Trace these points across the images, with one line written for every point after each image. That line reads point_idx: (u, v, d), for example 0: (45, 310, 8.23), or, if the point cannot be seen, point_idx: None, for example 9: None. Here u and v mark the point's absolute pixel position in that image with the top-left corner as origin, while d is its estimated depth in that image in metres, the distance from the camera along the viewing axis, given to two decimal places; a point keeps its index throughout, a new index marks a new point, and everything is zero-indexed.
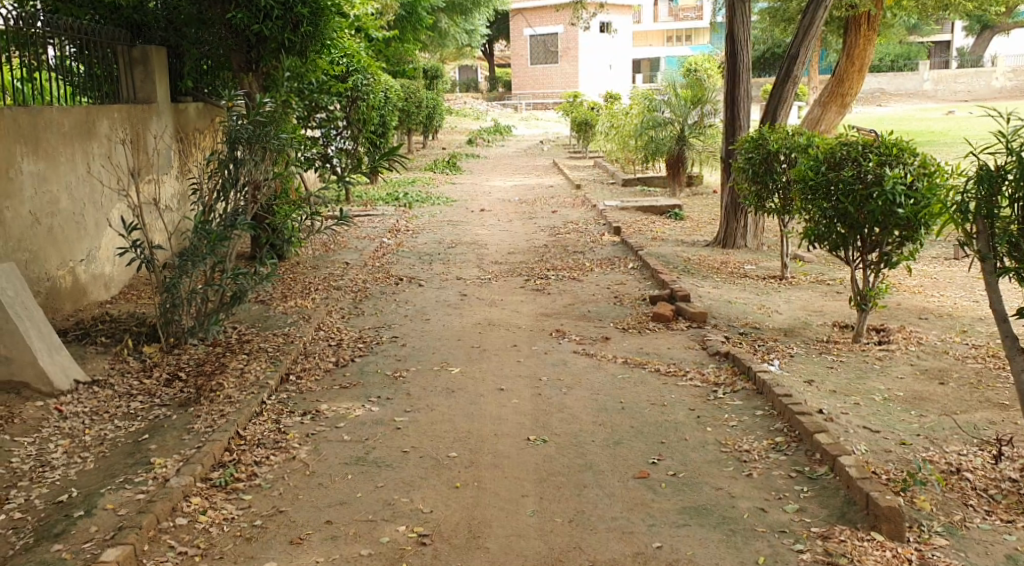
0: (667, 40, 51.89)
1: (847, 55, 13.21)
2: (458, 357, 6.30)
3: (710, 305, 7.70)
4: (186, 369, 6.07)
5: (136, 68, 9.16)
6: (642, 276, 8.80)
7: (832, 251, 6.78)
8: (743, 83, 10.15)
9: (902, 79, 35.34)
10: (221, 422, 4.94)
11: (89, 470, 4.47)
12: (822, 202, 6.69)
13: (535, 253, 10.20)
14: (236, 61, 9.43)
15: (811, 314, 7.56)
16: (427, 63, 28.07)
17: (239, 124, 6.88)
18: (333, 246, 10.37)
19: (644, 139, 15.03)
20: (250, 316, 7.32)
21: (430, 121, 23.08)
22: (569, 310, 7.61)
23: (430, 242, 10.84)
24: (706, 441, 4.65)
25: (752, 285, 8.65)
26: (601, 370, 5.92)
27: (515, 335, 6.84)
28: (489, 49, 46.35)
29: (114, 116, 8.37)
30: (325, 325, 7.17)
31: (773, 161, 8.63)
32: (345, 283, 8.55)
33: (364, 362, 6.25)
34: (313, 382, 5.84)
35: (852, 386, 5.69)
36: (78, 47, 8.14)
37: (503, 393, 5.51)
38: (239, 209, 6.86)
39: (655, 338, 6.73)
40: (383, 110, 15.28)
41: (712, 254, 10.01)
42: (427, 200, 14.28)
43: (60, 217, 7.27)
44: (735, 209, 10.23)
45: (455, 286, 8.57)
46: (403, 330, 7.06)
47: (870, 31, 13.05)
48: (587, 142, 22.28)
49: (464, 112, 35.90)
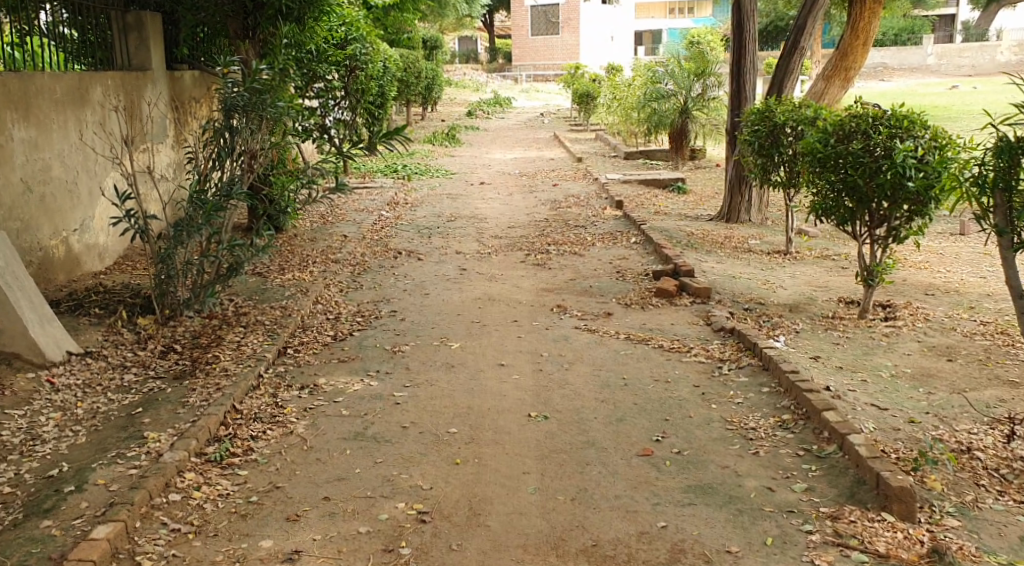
0: (669, 13, 51.45)
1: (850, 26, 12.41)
2: (458, 332, 6.20)
3: (713, 280, 7.60)
4: (181, 341, 5.96)
5: (131, 34, 8.98)
6: (644, 251, 8.70)
7: (839, 225, 6.69)
8: (749, 55, 9.98)
9: (905, 54, 35.28)
10: (217, 396, 4.84)
11: (80, 444, 4.38)
12: (831, 175, 6.56)
13: (535, 227, 10.08)
14: (233, 27, 9.27)
15: (816, 290, 7.46)
16: (426, 33, 27.76)
17: (234, 92, 6.71)
18: (331, 219, 10.25)
19: (647, 112, 14.88)
20: (247, 288, 7.21)
21: (429, 92, 22.84)
22: (570, 284, 7.51)
23: (429, 215, 10.72)
24: (711, 419, 4.55)
25: (756, 260, 8.54)
26: (603, 345, 5.82)
27: (516, 310, 6.74)
28: (489, 20, 45.92)
29: (107, 83, 8.20)
30: (323, 298, 7.06)
31: (780, 134, 8.48)
32: (343, 256, 8.43)
33: (363, 336, 6.14)
34: (310, 356, 5.73)
35: (858, 362, 5.60)
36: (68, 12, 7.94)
37: (504, 368, 5.42)
38: (235, 179, 6.72)
39: (658, 313, 6.63)
40: (383, 80, 15.10)
41: (715, 228, 9.89)
42: (426, 173, 14.13)
43: (53, 185, 7.14)
44: (740, 183, 10.11)
45: (455, 260, 8.46)
46: (402, 303, 6.96)
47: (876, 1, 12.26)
48: (589, 114, 22.07)
49: (464, 84, 35.60)
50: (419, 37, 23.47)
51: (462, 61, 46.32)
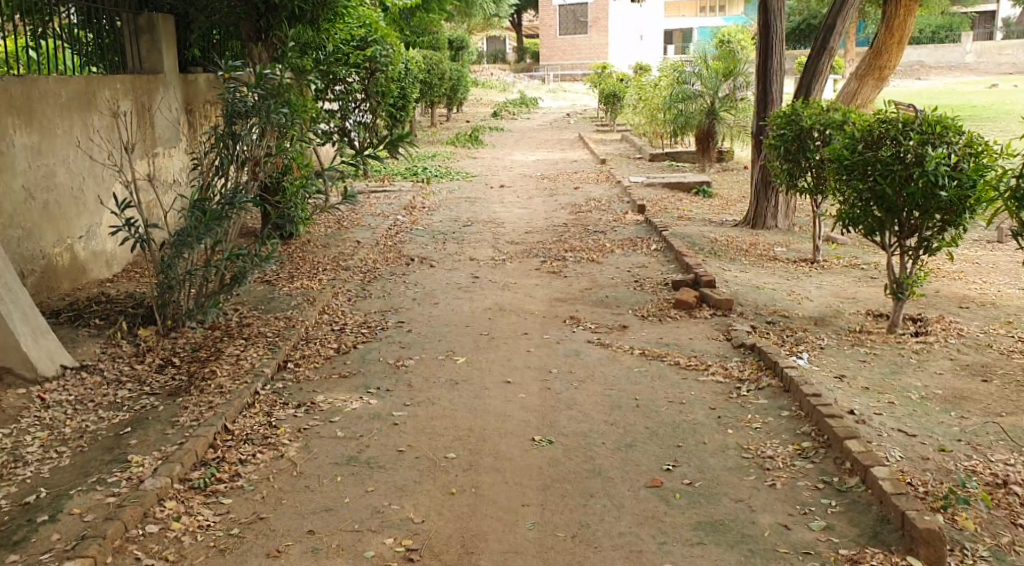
0: (700, 11, 50.88)
1: (885, 26, 12.03)
2: (465, 346, 5.97)
3: (735, 291, 7.31)
4: (180, 354, 5.78)
5: (142, 36, 8.83)
6: (665, 258, 8.42)
7: (867, 235, 6.38)
8: (776, 56, 9.67)
9: (942, 52, 34.80)
10: (208, 415, 4.63)
11: (63, 467, 4.20)
12: (858, 183, 6.20)
13: (554, 232, 9.83)
14: (246, 30, 9.07)
15: (843, 302, 7.14)
16: (453, 33, 27.57)
17: (237, 97, 6.51)
18: (346, 224, 10.06)
19: (673, 113, 14.58)
20: (253, 297, 7.02)
21: (453, 92, 22.64)
22: (585, 294, 7.25)
23: (446, 220, 10.50)
24: (727, 446, 4.28)
25: (781, 269, 8.22)
26: (616, 362, 5.56)
27: (527, 322, 6.49)
28: (517, 20, 45.71)
29: (117, 87, 8.05)
30: (330, 308, 6.86)
31: (807, 138, 8.19)
32: (354, 263, 8.23)
33: (367, 349, 5.93)
34: (311, 371, 5.53)
35: (887, 382, 5.29)
36: (79, 14, 7.80)
37: (510, 386, 5.18)
38: (239, 185, 6.52)
39: (676, 327, 6.36)
40: (404, 82, 14.90)
41: (740, 234, 9.59)
42: (446, 176, 13.93)
43: (56, 192, 7.00)
44: (766, 187, 9.80)
45: (469, 267, 8.24)
46: (410, 314, 6.74)
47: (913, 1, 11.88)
48: (615, 115, 21.76)
49: (491, 84, 35.40)
50: (443, 36, 23.29)
51: (490, 61, 46.15)
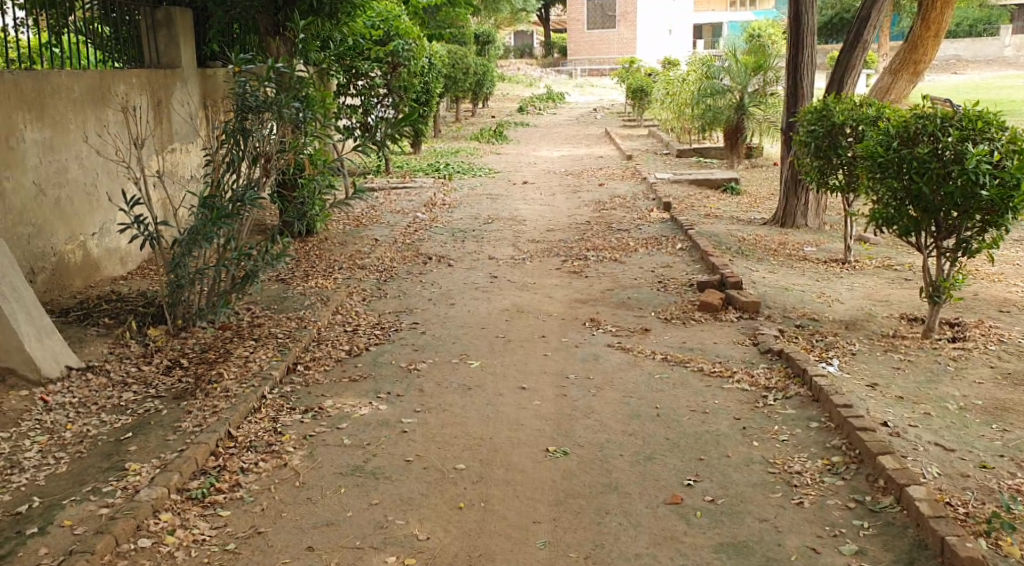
0: (730, 5, 50.28)
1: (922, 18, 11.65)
2: (480, 349, 5.77)
3: (763, 293, 7.06)
4: (188, 355, 5.64)
5: (160, 31, 8.69)
6: (690, 258, 8.18)
7: (902, 236, 6.12)
8: (807, 49, 9.37)
9: (979, 45, 34.13)
10: (211, 421, 4.46)
11: (60, 474, 4.05)
12: (894, 181, 5.97)
13: (576, 230, 9.61)
14: (263, 24, 8.84)
15: (876, 306, 6.86)
16: (478, 28, 27.37)
17: (248, 91, 6.33)
18: (365, 221, 9.90)
19: (701, 108, 14.32)
20: (266, 296, 6.87)
21: (479, 87, 22.45)
22: (607, 295, 7.03)
23: (467, 217, 10.31)
24: (752, 459, 4.05)
25: (810, 270, 7.96)
26: (636, 368, 5.34)
27: (545, 324, 6.29)
28: (544, 15, 45.43)
29: (132, 82, 7.92)
30: (344, 307, 6.69)
31: (838, 135, 7.93)
32: (371, 261, 8.07)
33: (379, 351, 5.75)
34: (321, 374, 5.35)
35: (922, 392, 5.03)
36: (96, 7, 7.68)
37: (525, 392, 4.98)
38: (251, 182, 6.35)
39: (700, 331, 6.13)
40: (428, 77, 14.72)
41: (768, 234, 9.32)
42: (469, 172, 13.74)
43: (69, 188, 6.88)
44: (796, 185, 9.52)
45: (488, 266, 8.05)
46: (425, 315, 6.55)
47: None
48: (643, 111, 21.47)
49: (518, 79, 35.18)
50: (469, 31, 23.10)
51: (517, 57, 45.94)
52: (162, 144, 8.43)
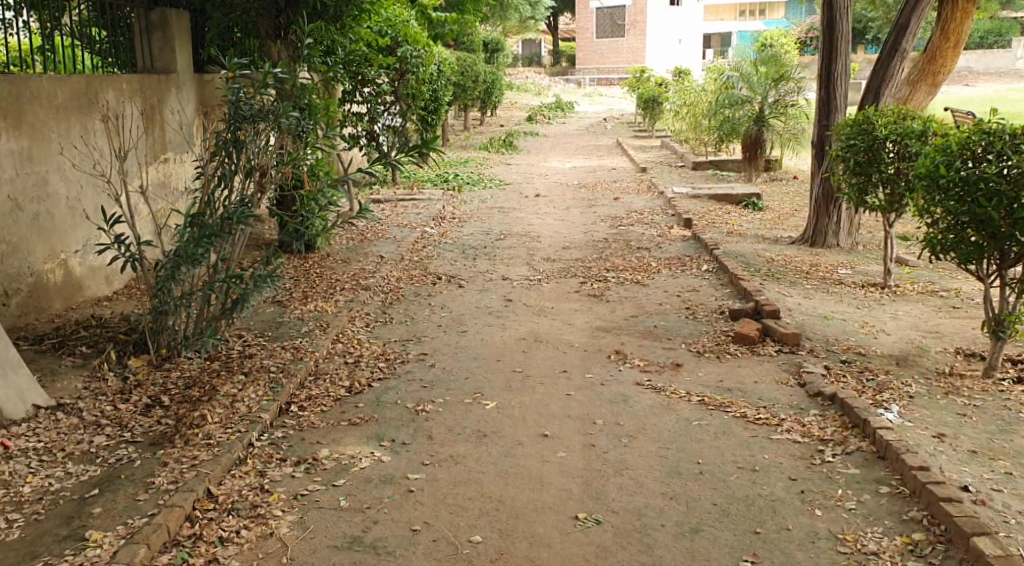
0: (740, 15, 49.75)
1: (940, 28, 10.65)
2: (495, 386, 5.20)
3: (801, 322, 6.47)
4: (170, 391, 5.06)
5: (154, 33, 8.12)
6: (718, 281, 7.60)
7: (961, 263, 5.56)
8: (841, 57, 8.81)
9: (991, 58, 33.64)
10: (189, 476, 3.90)
11: (10, 542, 3.50)
12: (955, 204, 5.40)
13: (593, 248, 9.03)
14: (263, 27, 8.31)
15: (926, 338, 6.28)
16: (487, 35, 26.82)
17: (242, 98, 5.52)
18: (369, 236, 9.34)
19: (718, 119, 13.75)
20: (261, 321, 6.31)
21: (487, 96, 21.89)
22: (631, 323, 6.45)
23: (476, 232, 9.76)
24: (817, 534, 3.56)
25: (849, 296, 7.38)
26: (671, 412, 4.76)
27: (566, 357, 5.71)
28: (552, 22, 44.91)
29: (123, 87, 7.34)
30: (345, 335, 6.12)
31: (879, 150, 7.35)
32: (375, 281, 7.49)
33: (383, 389, 5.16)
34: (318, 416, 4.77)
35: (997, 445, 4.46)
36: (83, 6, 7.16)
37: (548, 440, 4.41)
38: (245, 199, 5.63)
39: (737, 366, 5.55)
40: (436, 84, 14.15)
41: (798, 254, 8.73)
42: (478, 184, 13.18)
43: (49, 202, 6.31)
44: (827, 202, 8.94)
45: (501, 288, 7.48)
46: (434, 344, 5.98)
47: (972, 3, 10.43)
48: (654, 120, 20.91)
49: (526, 88, 34.65)
50: (478, 37, 22.54)
51: (524, 65, 45.50)
52: (155, 154, 7.86)
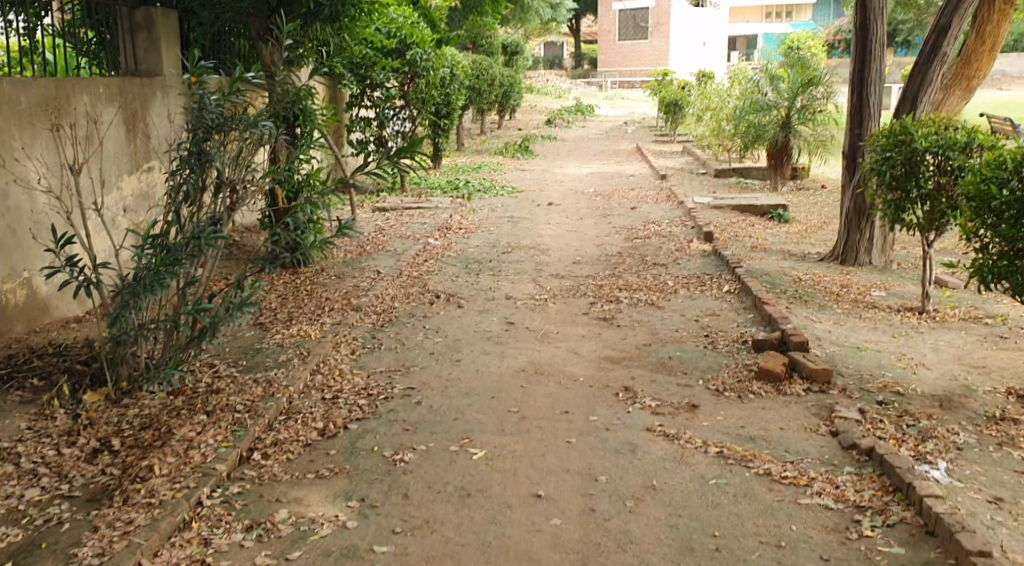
0: (766, 18, 48.88)
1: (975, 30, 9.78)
2: (487, 429, 4.61)
3: (832, 354, 5.84)
4: (124, 431, 4.53)
5: (139, 33, 7.45)
6: (740, 304, 6.99)
7: (1016, 295, 4.95)
8: (876, 62, 8.14)
9: None
10: (118, 549, 3.40)
11: None
12: (1011, 229, 4.82)
13: (606, 264, 8.43)
14: (255, 27, 7.76)
15: (970, 374, 5.63)
16: (507, 37, 26.24)
17: (209, 106, 4.94)
18: (368, 249, 8.78)
19: (743, 125, 13.10)
20: (237, 347, 5.77)
21: (505, 99, 21.30)
22: (643, 354, 5.84)
23: (483, 245, 9.18)
24: None
25: (883, 322, 6.73)
26: (685, 467, 4.16)
27: (569, 394, 5.11)
28: (574, 25, 44.32)
29: (99, 91, 6.74)
30: (327, 365, 5.56)
31: (917, 163, 6.68)
32: (367, 300, 6.93)
33: (360, 433, 4.59)
34: (282, 466, 4.21)
35: None
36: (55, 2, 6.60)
37: (541, 502, 3.84)
38: (214, 217, 5.06)
39: (761, 408, 4.94)
40: (449, 87, 13.56)
41: (827, 273, 8.09)
42: (490, 191, 12.61)
43: (9, 216, 5.78)
44: (859, 217, 8.30)
45: (504, 309, 6.89)
46: (424, 377, 5.41)
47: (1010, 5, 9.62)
48: (676, 125, 20.24)
49: (547, 91, 34.02)
50: (496, 38, 21.96)
51: (546, 67, 44.91)
52: (136, 163, 7.27)
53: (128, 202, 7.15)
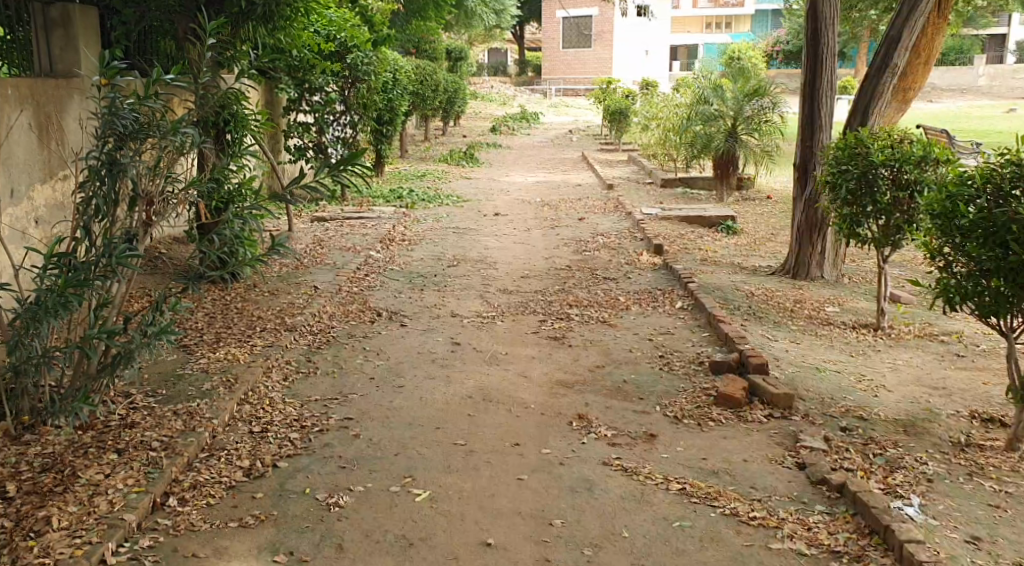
0: (707, 27, 49.19)
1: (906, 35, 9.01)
2: (432, 465, 4.25)
3: (792, 376, 5.58)
4: (22, 473, 4.06)
5: (54, 31, 6.86)
6: (695, 322, 6.72)
7: (984, 316, 4.72)
8: (827, 72, 7.96)
9: (955, 73, 33.42)
10: None
11: None
12: (981, 248, 4.58)
13: (555, 278, 8.11)
14: (181, 26, 7.24)
15: (933, 396, 5.41)
16: (451, 43, 25.84)
17: (119, 112, 4.45)
18: (305, 262, 8.33)
19: (690, 135, 12.89)
20: (158, 374, 5.31)
21: (450, 106, 20.91)
22: (597, 377, 5.52)
23: (426, 258, 8.78)
24: None
25: (841, 340, 6.52)
26: (646, 506, 3.86)
27: (519, 423, 4.76)
28: (518, 32, 44.13)
29: (9, 94, 6.08)
30: (256, 393, 5.13)
31: (874, 176, 6.38)
32: (302, 318, 6.49)
33: (290, 471, 4.20)
34: (201, 513, 3.83)
35: None
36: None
37: (492, 552, 3.51)
38: (129, 233, 4.60)
39: (723, 438, 4.65)
40: (392, 93, 13.12)
41: (781, 287, 7.88)
42: (433, 200, 12.22)
43: None
44: (811, 229, 8.11)
45: (448, 328, 6.51)
46: (362, 405, 5.01)
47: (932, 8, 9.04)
48: (621, 133, 20.07)
49: (490, 97, 33.76)
50: (439, 43, 21.62)
51: (490, 74, 44.63)
52: (51, 170, 6.62)
53: (41, 212, 6.50)
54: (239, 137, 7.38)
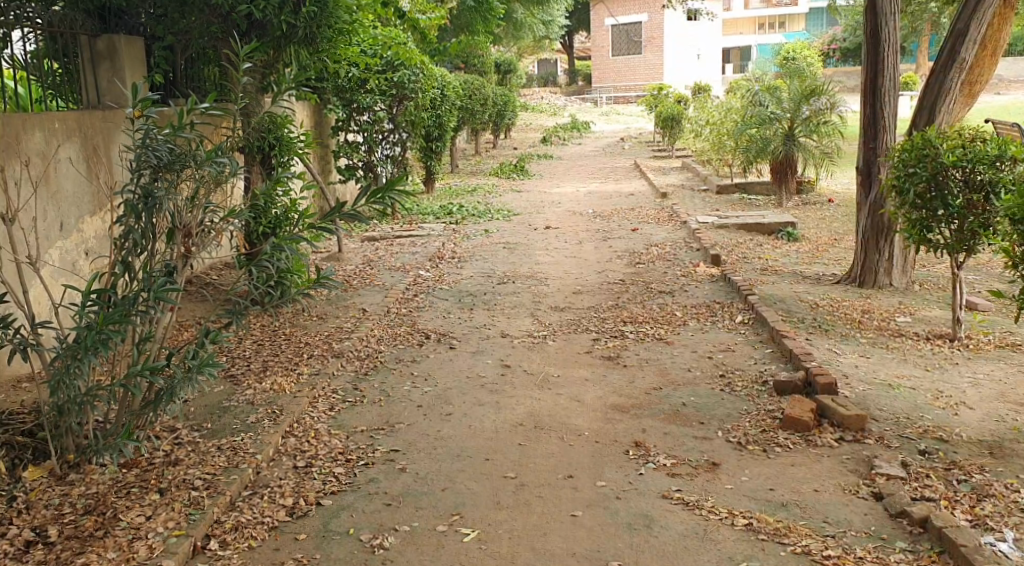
0: (760, 29, 48.21)
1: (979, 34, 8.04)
2: (482, 501, 4.06)
3: (863, 395, 5.25)
4: (64, 517, 3.95)
5: (101, 64, 6.69)
6: (757, 337, 6.41)
7: None
8: (889, 69, 7.59)
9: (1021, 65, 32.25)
10: None
11: None
12: None
13: (609, 293, 7.86)
14: (225, 53, 7.13)
15: (1018, 412, 5.02)
16: (500, 56, 25.69)
17: (151, 144, 4.33)
18: (354, 283, 8.22)
19: (745, 139, 12.50)
20: (203, 407, 5.19)
21: (500, 118, 20.75)
22: (654, 400, 5.26)
23: (476, 275, 8.61)
24: None
25: (914, 352, 6.16)
26: (708, 546, 3.65)
27: (573, 452, 4.54)
28: (568, 42, 43.93)
29: (56, 128, 5.93)
30: (302, 424, 4.98)
31: (944, 178, 5.99)
32: (350, 343, 6.35)
33: (335, 509, 4.05)
34: (242, 557, 3.71)
35: None
36: (16, 31, 5.96)
37: None
38: (169, 266, 4.49)
39: (791, 465, 4.35)
40: (439, 108, 12.97)
41: (847, 297, 7.50)
42: (483, 215, 12.06)
43: None
44: (878, 235, 7.73)
45: (498, 349, 6.31)
46: (410, 436, 4.83)
47: (1007, 7, 8.21)
48: (673, 139, 19.69)
49: (541, 109, 33.57)
50: (488, 56, 21.53)
51: (540, 85, 44.51)
52: (100, 202, 6.46)
53: (90, 245, 6.35)
54: (284, 161, 7.24)
